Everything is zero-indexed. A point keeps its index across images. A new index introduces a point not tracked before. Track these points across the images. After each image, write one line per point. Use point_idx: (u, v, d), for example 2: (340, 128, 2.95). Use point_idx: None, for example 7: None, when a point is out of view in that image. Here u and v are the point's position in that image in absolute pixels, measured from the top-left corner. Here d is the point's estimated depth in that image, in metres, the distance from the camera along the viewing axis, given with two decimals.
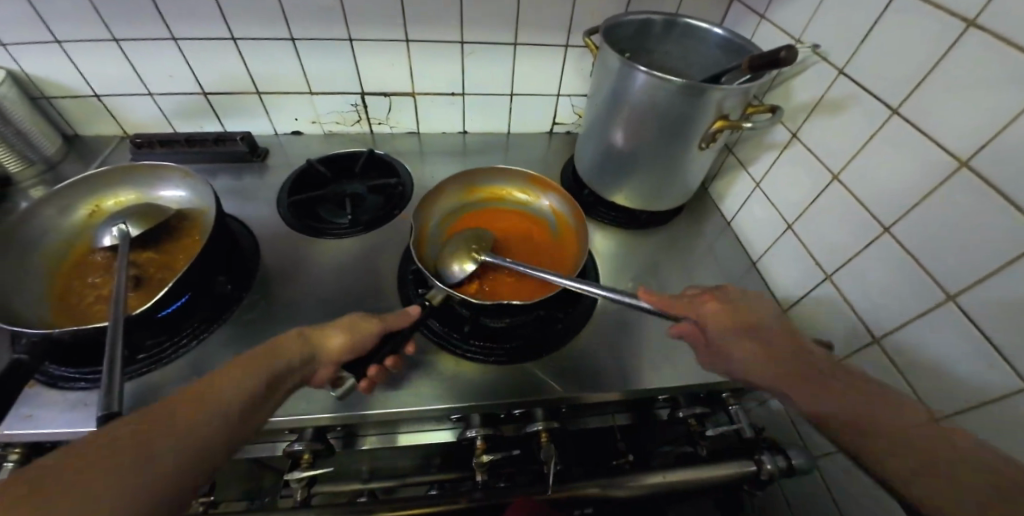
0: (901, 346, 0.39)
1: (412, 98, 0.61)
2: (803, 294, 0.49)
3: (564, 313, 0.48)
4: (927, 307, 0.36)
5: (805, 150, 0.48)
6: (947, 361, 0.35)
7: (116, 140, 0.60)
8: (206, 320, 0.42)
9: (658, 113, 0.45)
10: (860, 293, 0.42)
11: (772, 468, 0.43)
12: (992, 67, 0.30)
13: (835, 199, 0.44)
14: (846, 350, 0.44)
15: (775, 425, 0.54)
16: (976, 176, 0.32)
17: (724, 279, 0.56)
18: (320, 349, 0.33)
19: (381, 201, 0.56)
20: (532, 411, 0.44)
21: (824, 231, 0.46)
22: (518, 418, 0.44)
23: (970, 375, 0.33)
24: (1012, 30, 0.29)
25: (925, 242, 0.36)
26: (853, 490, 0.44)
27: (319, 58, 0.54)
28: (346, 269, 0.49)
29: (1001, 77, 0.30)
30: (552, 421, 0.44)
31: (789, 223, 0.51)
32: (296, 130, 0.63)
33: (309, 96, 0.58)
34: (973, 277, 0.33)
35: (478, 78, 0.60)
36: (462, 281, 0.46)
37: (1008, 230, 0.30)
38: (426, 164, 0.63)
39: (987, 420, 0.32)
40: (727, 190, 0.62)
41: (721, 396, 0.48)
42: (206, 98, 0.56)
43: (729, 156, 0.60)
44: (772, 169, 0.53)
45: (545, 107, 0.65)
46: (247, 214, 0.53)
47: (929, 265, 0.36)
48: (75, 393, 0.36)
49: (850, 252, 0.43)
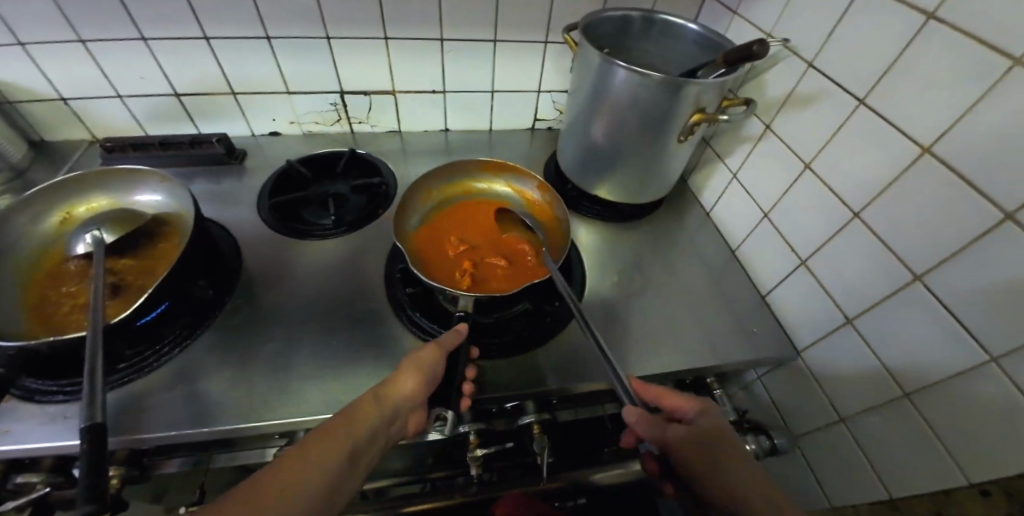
0: (873, 326, 0.40)
1: (393, 96, 0.60)
2: (781, 280, 0.51)
3: (551, 305, 0.49)
4: (897, 287, 0.38)
5: (779, 141, 0.49)
6: (914, 338, 0.37)
7: (85, 144, 0.58)
8: (189, 326, 0.42)
9: (639, 107, 0.46)
10: (834, 277, 0.44)
11: (755, 448, 0.45)
12: (951, 58, 0.32)
13: (809, 188, 0.46)
14: (822, 332, 0.46)
15: (758, 407, 0.55)
16: (939, 163, 0.33)
17: (706, 268, 0.58)
18: (400, 399, 0.35)
19: (365, 200, 0.56)
20: (524, 404, 0.44)
21: (799, 219, 0.48)
22: (509, 412, 0.45)
23: (936, 350, 0.35)
24: (969, 23, 0.31)
25: (894, 226, 0.38)
26: (832, 466, 0.46)
27: (296, 57, 0.53)
28: (332, 270, 0.49)
29: (959, 68, 0.32)
30: (543, 413, 0.44)
31: (765, 212, 0.53)
32: (275, 131, 0.61)
33: (287, 96, 0.57)
34: (937, 258, 0.34)
35: (459, 75, 0.60)
36: (450, 277, 0.45)
37: (969, 213, 0.32)
38: (410, 163, 0.62)
39: (954, 392, 0.34)
40: (706, 182, 0.64)
41: (706, 381, 0.50)
42: (179, 99, 0.55)
43: (707, 149, 0.62)
44: (748, 161, 0.55)
45: (526, 103, 0.66)
46: (227, 218, 0.52)
47: (897, 248, 0.38)
48: (54, 406, 0.35)
49: (824, 237, 0.45)
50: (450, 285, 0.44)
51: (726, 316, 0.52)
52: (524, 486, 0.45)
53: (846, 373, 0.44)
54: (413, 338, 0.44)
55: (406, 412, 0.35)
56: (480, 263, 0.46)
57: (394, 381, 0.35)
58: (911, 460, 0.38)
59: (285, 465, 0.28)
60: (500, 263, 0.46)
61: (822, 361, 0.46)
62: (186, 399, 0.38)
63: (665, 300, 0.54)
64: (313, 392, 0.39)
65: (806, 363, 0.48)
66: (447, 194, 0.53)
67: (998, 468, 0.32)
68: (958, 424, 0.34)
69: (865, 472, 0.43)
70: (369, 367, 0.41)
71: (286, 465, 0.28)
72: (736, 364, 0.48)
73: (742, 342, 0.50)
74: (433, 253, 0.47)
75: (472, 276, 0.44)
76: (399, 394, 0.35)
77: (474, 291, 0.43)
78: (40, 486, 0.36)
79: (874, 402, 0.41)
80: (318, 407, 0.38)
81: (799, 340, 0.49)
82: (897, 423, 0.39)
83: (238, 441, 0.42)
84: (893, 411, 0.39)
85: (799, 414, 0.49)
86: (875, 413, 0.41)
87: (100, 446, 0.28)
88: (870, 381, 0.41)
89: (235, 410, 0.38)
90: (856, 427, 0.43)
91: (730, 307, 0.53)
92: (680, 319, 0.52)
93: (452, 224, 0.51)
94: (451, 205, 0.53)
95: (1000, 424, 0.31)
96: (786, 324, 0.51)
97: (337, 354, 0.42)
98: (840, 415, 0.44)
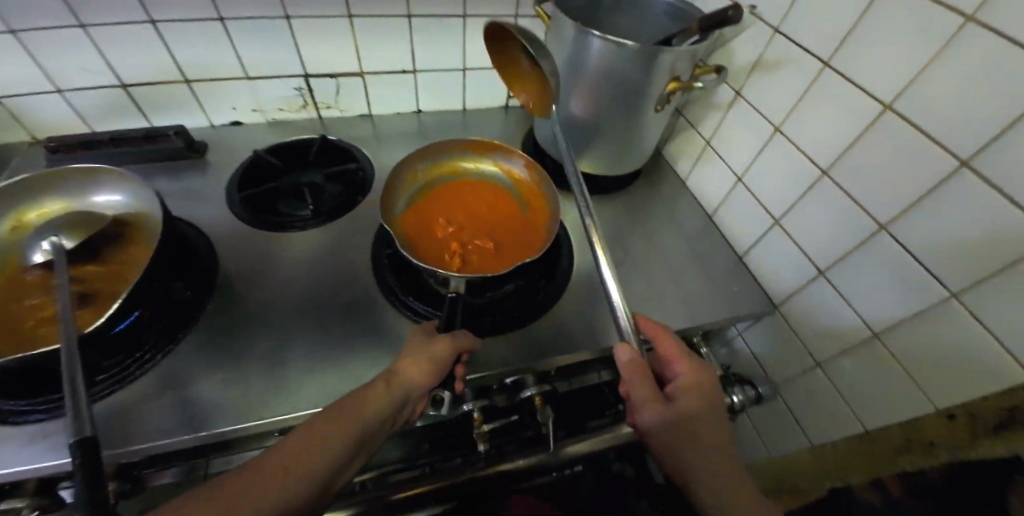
0: (843, 276, 0.43)
1: (361, 78, 0.58)
2: (756, 240, 0.54)
3: (543, 280, 0.49)
4: (864, 238, 0.41)
5: (749, 107, 0.51)
6: (881, 284, 0.40)
7: (22, 145, 0.52)
8: (169, 329, 0.40)
9: (616, 78, 0.46)
10: (806, 233, 0.47)
11: (742, 398, 0.48)
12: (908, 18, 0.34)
13: (779, 150, 0.48)
14: (797, 286, 0.49)
15: (740, 361, 0.59)
16: (899, 118, 0.36)
17: (685, 235, 0.60)
18: (410, 388, 0.35)
19: (342, 188, 0.54)
20: (524, 377, 0.45)
21: (771, 180, 0.50)
22: (509, 386, 0.46)
23: (900, 293, 0.38)
24: None
25: (860, 181, 0.40)
26: (811, 407, 0.50)
27: (254, 40, 0.50)
28: (316, 261, 0.47)
29: (915, 27, 0.33)
30: (543, 384, 0.45)
31: (739, 176, 0.55)
32: (236, 121, 0.58)
33: (247, 83, 0.54)
34: (899, 208, 0.37)
35: (430, 53, 0.58)
36: (441, 259, 0.44)
37: (927, 164, 0.34)
38: (384, 147, 0.61)
39: (917, 329, 0.37)
40: (680, 151, 0.65)
41: (692, 340, 0.53)
42: (127, 91, 0.50)
43: (679, 119, 0.63)
44: (720, 128, 0.56)
45: (499, 80, 0.64)
46: (196, 215, 0.49)
47: (864, 201, 0.40)
48: (31, 426, 0.33)
49: (795, 196, 0.47)
50: (442, 266, 0.44)
51: (707, 279, 0.55)
52: (529, 456, 0.47)
53: (820, 321, 0.47)
54: (408, 323, 0.43)
55: (415, 399, 0.35)
56: (470, 244, 0.46)
57: (403, 370, 0.35)
58: (880, 394, 0.41)
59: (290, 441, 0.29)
60: (490, 243, 0.46)
61: (798, 313, 0.49)
62: (176, 405, 0.36)
63: (649, 268, 0.55)
64: (312, 386, 0.39)
65: (782, 316, 0.51)
66: (432, 176, 0.52)
67: (956, 393, 0.35)
68: (921, 358, 0.37)
69: (839, 410, 0.46)
70: (367, 356, 0.41)
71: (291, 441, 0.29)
72: (719, 322, 0.51)
73: (723, 302, 0.52)
74: (422, 235, 0.46)
75: (463, 257, 0.44)
76: (408, 384, 0.35)
77: (466, 271, 0.42)
78: (25, 510, 0.34)
79: (846, 346, 0.44)
80: (319, 400, 0.38)
81: (775, 295, 0.52)
82: (867, 362, 0.42)
83: (236, 444, 0.42)
84: (863, 352, 0.43)
85: (779, 363, 0.53)
86: (847, 355, 0.44)
87: (93, 459, 0.27)
88: (841, 327, 0.44)
89: (231, 412, 0.36)
90: (830, 370, 0.46)
91: (710, 270, 0.56)
92: (664, 285, 0.54)
93: (440, 206, 0.50)
94: (438, 187, 0.52)
95: (958, 355, 0.34)
96: (763, 281, 0.54)
97: (331, 346, 0.41)
98: (816, 360, 0.48)
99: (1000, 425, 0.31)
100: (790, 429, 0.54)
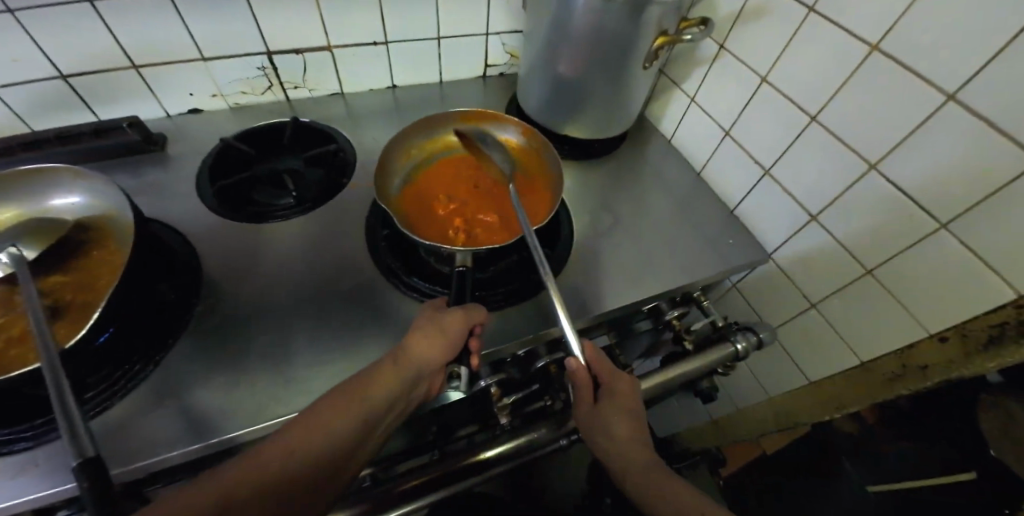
0: (835, 218, 0.45)
1: (329, 53, 0.54)
2: (747, 192, 0.55)
3: None
4: (855, 178, 0.42)
5: (733, 59, 0.51)
6: (873, 222, 0.41)
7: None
8: (155, 337, 0.36)
9: (604, 36, 0.45)
10: (797, 180, 0.48)
11: (745, 344, 0.50)
12: None
13: (766, 101, 0.48)
14: (789, 232, 0.50)
15: (737, 310, 0.61)
16: (885, 59, 0.36)
17: (676, 193, 0.60)
18: (421, 364, 0.34)
19: (323, 172, 0.51)
20: (536, 348, 0.45)
21: (759, 131, 0.51)
22: (523, 358, 0.46)
23: (891, 229, 0.40)
24: None
25: (848, 124, 0.41)
26: (808, 346, 0.52)
27: (207, 16, 0.45)
28: (306, 251, 0.45)
29: None
30: (556, 352, 0.46)
31: (726, 130, 0.55)
32: (195, 108, 0.53)
33: (203, 64, 0.49)
34: (888, 146, 0.38)
35: (401, 22, 0.54)
36: (444, 236, 0.44)
37: (915, 101, 0.35)
38: (362, 126, 0.57)
39: (908, 261, 0.39)
40: (664, 110, 0.65)
41: (693, 295, 0.53)
42: (67, 82, 0.45)
43: (662, 77, 0.63)
44: (705, 83, 0.56)
45: (476, 48, 0.62)
46: (165, 214, 0.45)
47: (853, 143, 0.41)
48: (17, 456, 0.31)
49: (784, 145, 0.48)
50: (446, 243, 0.43)
51: (702, 234, 0.56)
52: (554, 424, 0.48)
53: (814, 264, 0.48)
54: (414, 305, 0.42)
55: (428, 375, 0.34)
56: (472, 218, 0.45)
57: (413, 346, 0.33)
58: (875, 326, 0.44)
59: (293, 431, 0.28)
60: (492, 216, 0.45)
61: (791, 259, 0.51)
62: (176, 416, 0.34)
63: (646, 229, 0.56)
64: (322, 379, 0.37)
65: (776, 263, 0.53)
66: (427, 152, 0.51)
67: (949, 316, 0.37)
68: (913, 288, 0.39)
69: (835, 345, 0.49)
70: (375, 343, 0.39)
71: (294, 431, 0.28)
72: (717, 275, 0.52)
73: (719, 255, 0.54)
74: (422, 213, 0.46)
75: (467, 232, 0.44)
76: (420, 360, 0.33)
77: (472, 246, 0.42)
78: None
79: (840, 284, 0.46)
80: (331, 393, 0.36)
81: (768, 244, 0.54)
82: (861, 297, 0.44)
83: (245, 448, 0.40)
84: (856, 288, 0.45)
85: (775, 307, 0.55)
86: (841, 293, 0.46)
87: (102, 478, 0.25)
88: (835, 267, 0.46)
89: (238, 415, 0.34)
90: (825, 309, 0.49)
91: (703, 225, 0.57)
92: (662, 243, 0.54)
93: (438, 182, 0.49)
94: (435, 163, 0.51)
95: (951, 280, 0.36)
96: (756, 232, 0.55)
97: (337, 336, 0.39)
98: (811, 302, 0.50)
99: (990, 341, 0.33)
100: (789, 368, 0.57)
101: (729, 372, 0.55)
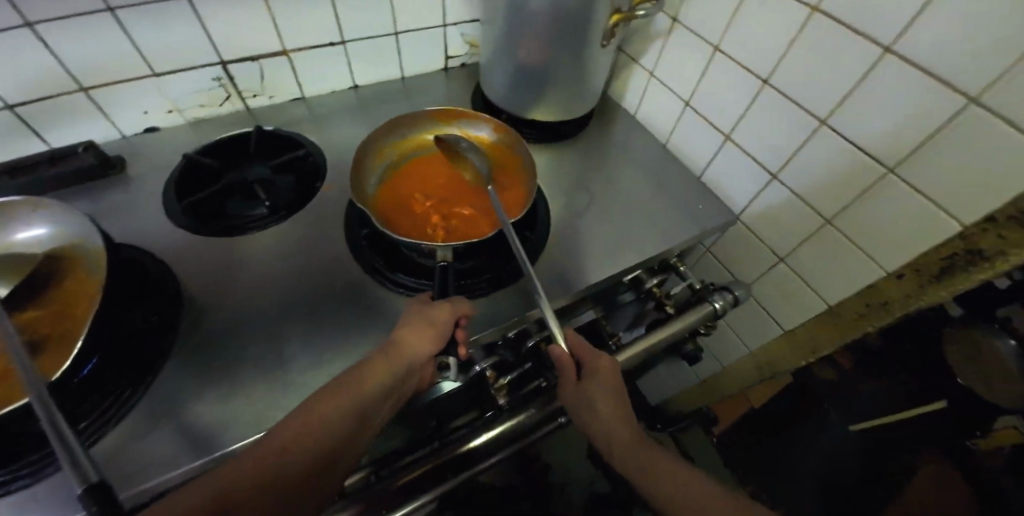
0: (794, 175, 0.47)
1: (286, 57, 0.53)
2: (712, 158, 0.57)
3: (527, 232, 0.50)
4: (810, 134, 0.44)
5: (687, 31, 0.53)
6: (829, 174, 0.44)
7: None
8: (142, 361, 0.36)
9: (560, 17, 0.46)
10: (757, 142, 0.50)
11: (723, 303, 0.52)
12: None
13: (722, 68, 0.50)
14: (755, 192, 0.53)
15: (713, 273, 0.64)
16: (827, 19, 0.38)
17: (646, 166, 0.62)
18: (412, 354, 0.34)
19: (294, 179, 0.50)
20: (527, 328, 0.46)
21: (717, 98, 0.53)
22: (515, 340, 0.47)
23: (847, 173, 0.42)
24: None
25: (798, 83, 0.43)
26: (780, 298, 0.55)
27: (154, 29, 0.44)
28: (287, 258, 0.44)
29: None
30: (546, 331, 0.47)
31: (687, 100, 0.57)
32: (152, 126, 0.52)
33: (155, 80, 0.48)
34: (835, 101, 0.41)
35: (356, 20, 0.54)
36: (423, 233, 0.44)
37: (858, 56, 0.38)
38: (328, 129, 0.57)
39: (863, 207, 0.42)
40: (626, 86, 0.66)
41: (671, 261, 0.56)
42: (14, 112, 0.43)
43: (622, 54, 0.64)
44: (662, 56, 0.58)
45: (435, 41, 0.61)
46: (135, 236, 0.44)
47: (804, 102, 0.43)
48: (15, 493, 0.30)
49: (741, 109, 0.50)
50: (425, 238, 0.43)
51: (673, 203, 0.58)
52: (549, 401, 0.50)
53: (779, 220, 0.51)
54: (401, 299, 0.43)
55: (419, 365, 0.35)
56: (449, 212, 0.46)
57: (403, 337, 0.34)
58: (839, 272, 0.47)
59: (292, 420, 0.29)
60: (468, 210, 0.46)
61: (758, 218, 0.54)
62: (176, 434, 0.34)
63: (622, 203, 0.57)
64: (320, 381, 0.37)
65: (744, 223, 0.56)
66: (400, 150, 0.51)
67: (904, 253, 0.40)
68: (869, 231, 0.42)
69: (804, 293, 0.52)
70: (367, 340, 0.40)
71: (293, 420, 0.29)
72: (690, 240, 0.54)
73: (690, 221, 0.56)
74: (400, 212, 0.46)
75: (445, 227, 0.44)
76: (409, 351, 0.34)
77: (451, 241, 0.43)
78: None
79: (804, 236, 0.49)
80: None
81: (737, 205, 0.56)
82: (824, 246, 0.47)
83: None
84: (820, 238, 0.47)
85: (748, 266, 0.58)
86: (806, 245, 0.49)
87: (113, 502, 0.25)
88: (798, 220, 0.49)
89: (238, 426, 0.35)
90: (793, 262, 0.51)
91: (674, 195, 0.59)
92: (636, 215, 0.56)
93: (413, 180, 0.50)
94: (409, 161, 0.51)
95: (902, 222, 0.39)
96: (723, 195, 0.58)
97: (329, 337, 0.40)
98: (779, 256, 0.53)
99: (942, 272, 0.36)
100: (765, 322, 0.60)
101: (710, 331, 0.57)
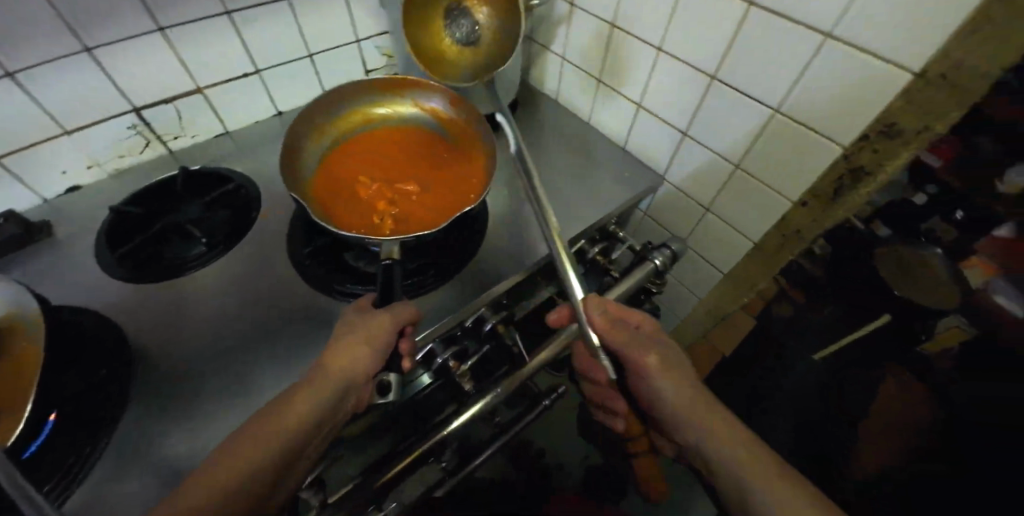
0: (701, 130, 0.51)
1: (202, 94, 0.53)
2: (631, 127, 0.60)
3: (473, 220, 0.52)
4: (705, 90, 0.48)
5: (586, 13, 0.56)
6: (730, 125, 0.48)
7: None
8: (92, 419, 0.35)
9: None
10: (664, 106, 0.54)
11: (663, 258, 0.56)
12: None
13: (621, 42, 0.54)
14: (672, 152, 0.57)
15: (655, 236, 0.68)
16: None
17: (574, 146, 0.65)
18: (350, 370, 0.35)
19: (229, 213, 0.51)
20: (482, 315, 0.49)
21: (624, 71, 0.56)
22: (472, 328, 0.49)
23: (743, 123, 0.46)
24: None
25: (687, 46, 0.47)
26: (714, 247, 0.59)
27: (57, 87, 0.44)
28: (231, 292, 0.45)
29: None
30: (501, 315, 0.49)
31: (598, 78, 0.60)
32: (73, 184, 0.51)
33: (67, 138, 0.47)
34: (721, 56, 0.44)
35: (266, 48, 0.54)
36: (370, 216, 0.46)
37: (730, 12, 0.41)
38: (257, 158, 0.57)
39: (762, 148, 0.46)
40: (542, 73, 0.69)
41: (610, 229, 0.60)
42: None
43: (533, 44, 0.67)
44: (569, 41, 0.61)
45: (351, 56, 0.63)
46: (73, 296, 0.44)
47: (694, 62, 0.47)
48: None
49: (645, 78, 0.54)
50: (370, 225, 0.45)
51: (604, 175, 0.61)
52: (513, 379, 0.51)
53: (699, 174, 0.55)
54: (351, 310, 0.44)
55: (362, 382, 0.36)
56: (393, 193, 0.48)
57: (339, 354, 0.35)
58: (758, 212, 0.51)
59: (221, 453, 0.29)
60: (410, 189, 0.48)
61: (680, 176, 0.58)
62: (147, 476, 0.34)
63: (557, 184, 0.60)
64: None
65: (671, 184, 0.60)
66: (344, 126, 0.54)
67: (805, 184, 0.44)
68: (773, 169, 0.46)
69: (736, 238, 0.56)
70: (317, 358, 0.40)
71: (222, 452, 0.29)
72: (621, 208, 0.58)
73: (620, 190, 0.59)
74: (344, 197, 0.48)
75: (392, 213, 0.45)
76: (347, 368, 0.35)
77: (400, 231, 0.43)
78: None
79: (722, 185, 0.53)
80: None
81: (661, 167, 0.60)
82: (741, 191, 0.51)
83: None
84: (734, 184, 0.51)
85: (681, 223, 0.62)
86: (724, 193, 0.53)
87: None
88: (713, 171, 0.53)
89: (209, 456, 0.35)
90: (718, 211, 0.55)
91: (604, 168, 0.62)
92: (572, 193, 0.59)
93: (356, 161, 0.51)
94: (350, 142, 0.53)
95: (797, 155, 0.43)
96: (647, 160, 0.61)
97: (287, 358, 0.41)
98: (706, 208, 0.57)
99: (843, 190, 0.42)
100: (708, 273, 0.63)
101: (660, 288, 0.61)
